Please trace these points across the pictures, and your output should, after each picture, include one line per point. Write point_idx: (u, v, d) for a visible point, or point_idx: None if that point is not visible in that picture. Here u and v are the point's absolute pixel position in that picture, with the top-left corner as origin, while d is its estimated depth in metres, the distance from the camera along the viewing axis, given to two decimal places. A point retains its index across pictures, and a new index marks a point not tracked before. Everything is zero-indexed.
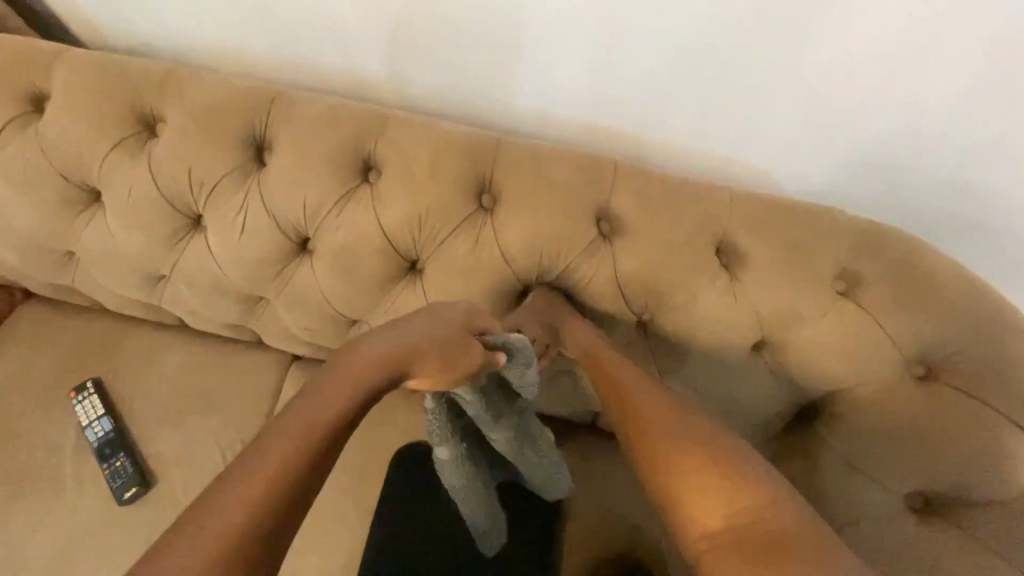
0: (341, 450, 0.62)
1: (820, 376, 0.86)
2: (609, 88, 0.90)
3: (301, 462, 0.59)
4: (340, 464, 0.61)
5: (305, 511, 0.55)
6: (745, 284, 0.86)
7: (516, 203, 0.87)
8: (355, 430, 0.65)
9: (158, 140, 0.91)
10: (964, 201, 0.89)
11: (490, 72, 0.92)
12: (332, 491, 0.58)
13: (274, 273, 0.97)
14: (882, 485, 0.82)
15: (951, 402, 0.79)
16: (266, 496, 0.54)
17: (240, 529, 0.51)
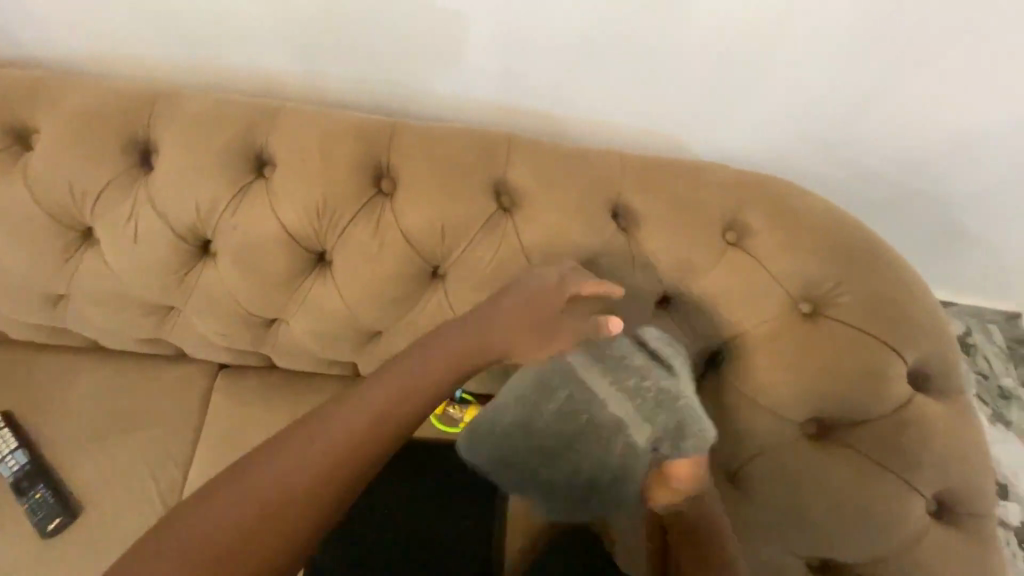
0: (378, 420, 0.70)
1: (720, 321, 0.90)
2: (506, 67, 0.94)
3: (348, 421, 0.69)
4: (371, 431, 0.69)
5: (350, 456, 0.67)
6: (640, 243, 0.90)
7: (412, 185, 0.88)
8: (389, 402, 0.71)
9: (38, 154, 0.88)
10: (851, 154, 1.04)
11: (396, 66, 0.96)
12: (357, 450, 0.68)
13: (178, 279, 0.94)
14: (778, 414, 0.86)
15: (843, 336, 0.85)
16: (322, 444, 0.67)
17: (307, 462, 0.66)
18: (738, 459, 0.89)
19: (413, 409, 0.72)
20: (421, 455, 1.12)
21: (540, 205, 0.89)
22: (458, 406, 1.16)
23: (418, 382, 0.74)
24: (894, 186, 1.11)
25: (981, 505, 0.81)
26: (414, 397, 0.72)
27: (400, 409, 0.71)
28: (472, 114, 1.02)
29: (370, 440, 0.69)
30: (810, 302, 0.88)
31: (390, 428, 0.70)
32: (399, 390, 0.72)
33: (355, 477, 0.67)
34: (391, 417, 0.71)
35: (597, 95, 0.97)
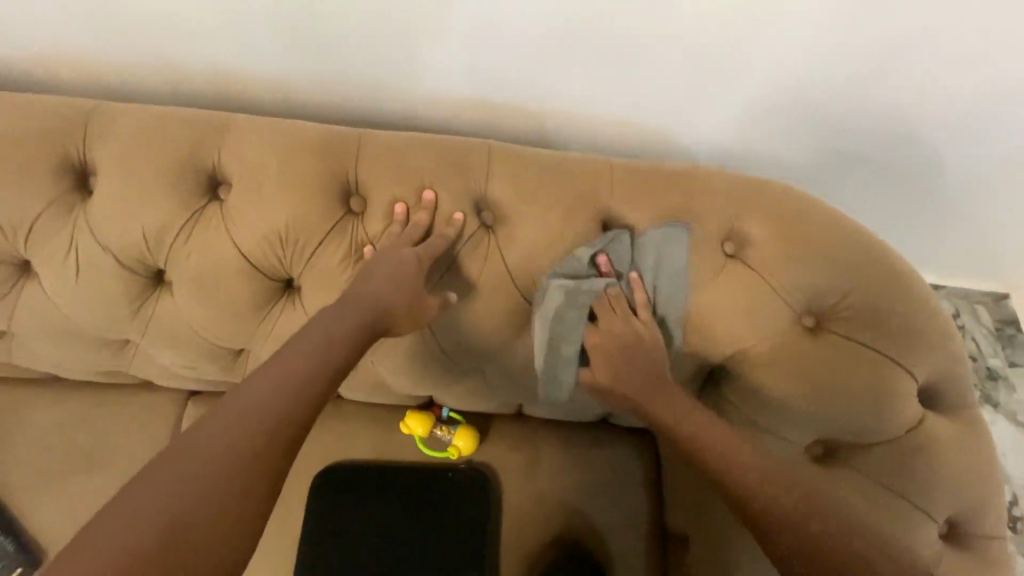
0: (269, 408, 0.62)
1: (717, 339, 0.85)
2: (489, 56, 0.88)
3: (232, 419, 0.61)
4: (266, 420, 0.62)
5: (315, 378, 0.66)
6: (633, 258, 0.84)
7: (385, 204, 0.81)
8: (344, 337, 0.70)
9: None
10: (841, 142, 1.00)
11: (376, 56, 0.90)
12: (257, 442, 0.60)
13: (131, 312, 0.86)
14: (779, 434, 0.85)
15: (849, 353, 0.80)
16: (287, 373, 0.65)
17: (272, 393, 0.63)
18: None
19: (311, 388, 0.65)
20: (396, 484, 1.07)
21: (525, 221, 0.83)
22: (446, 427, 1.10)
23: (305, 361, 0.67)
24: (896, 172, 1.08)
25: (992, 525, 0.78)
26: (308, 377, 0.66)
27: (294, 391, 0.64)
28: (459, 104, 0.98)
29: (268, 428, 0.61)
30: (815, 317, 0.83)
31: (290, 411, 0.63)
32: (287, 376, 0.65)
33: (261, 469, 0.59)
34: (286, 402, 0.63)
35: (587, 83, 0.91)
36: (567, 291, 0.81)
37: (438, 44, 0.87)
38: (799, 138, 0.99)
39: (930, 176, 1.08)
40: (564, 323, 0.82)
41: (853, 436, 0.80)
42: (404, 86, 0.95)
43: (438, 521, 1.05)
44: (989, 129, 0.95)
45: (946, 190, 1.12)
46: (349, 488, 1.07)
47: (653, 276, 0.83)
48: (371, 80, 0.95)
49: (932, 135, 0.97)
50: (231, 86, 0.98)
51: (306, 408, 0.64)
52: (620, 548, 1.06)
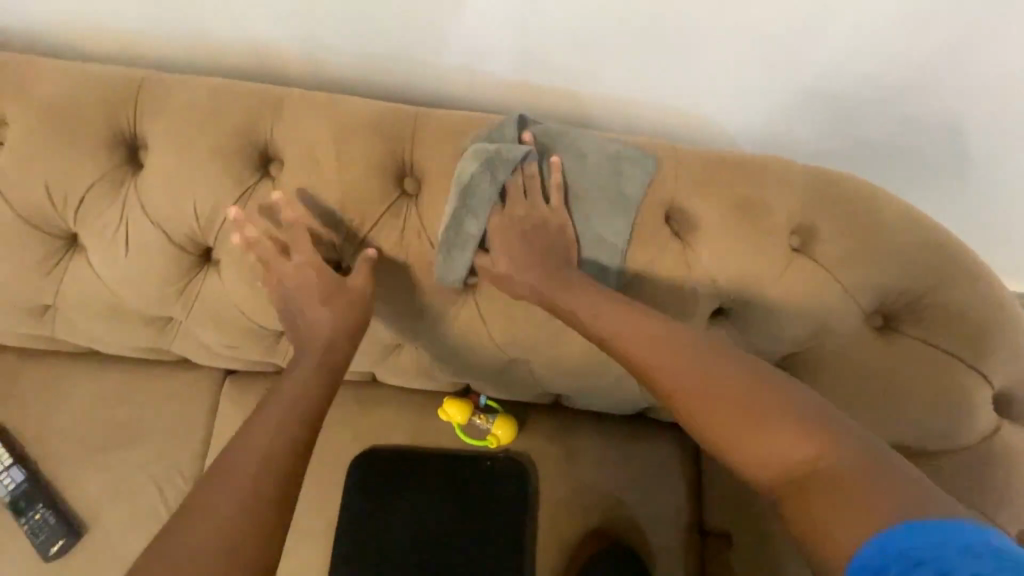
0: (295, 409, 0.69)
1: (779, 337, 0.82)
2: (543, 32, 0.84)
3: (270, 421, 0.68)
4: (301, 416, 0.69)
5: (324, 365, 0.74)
6: (696, 251, 0.80)
7: (441, 186, 0.77)
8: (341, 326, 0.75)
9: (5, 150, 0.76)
10: (913, 141, 0.93)
11: (426, 30, 0.86)
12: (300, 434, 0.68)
13: (178, 290, 0.84)
14: None
15: (920, 355, 0.77)
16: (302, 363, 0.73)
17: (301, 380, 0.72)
18: None
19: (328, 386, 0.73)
20: (432, 474, 1.06)
21: (586, 208, 0.79)
22: (484, 415, 1.08)
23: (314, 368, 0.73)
24: (970, 181, 1.00)
25: None
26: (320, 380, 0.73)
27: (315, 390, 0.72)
28: (507, 85, 0.94)
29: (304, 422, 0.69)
30: (884, 316, 0.81)
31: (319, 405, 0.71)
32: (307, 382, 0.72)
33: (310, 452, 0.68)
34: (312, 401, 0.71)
35: (649, 67, 0.87)
36: (486, 157, 0.75)
37: (492, 19, 0.82)
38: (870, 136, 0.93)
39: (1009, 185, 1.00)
40: (475, 197, 0.75)
41: (922, 441, 0.77)
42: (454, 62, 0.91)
43: (476, 503, 1.04)
44: None
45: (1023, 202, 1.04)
46: (384, 478, 1.06)
47: (596, 190, 0.79)
48: (420, 55, 0.90)
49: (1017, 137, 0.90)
50: (275, 60, 0.94)
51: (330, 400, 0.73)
52: (659, 543, 1.05)
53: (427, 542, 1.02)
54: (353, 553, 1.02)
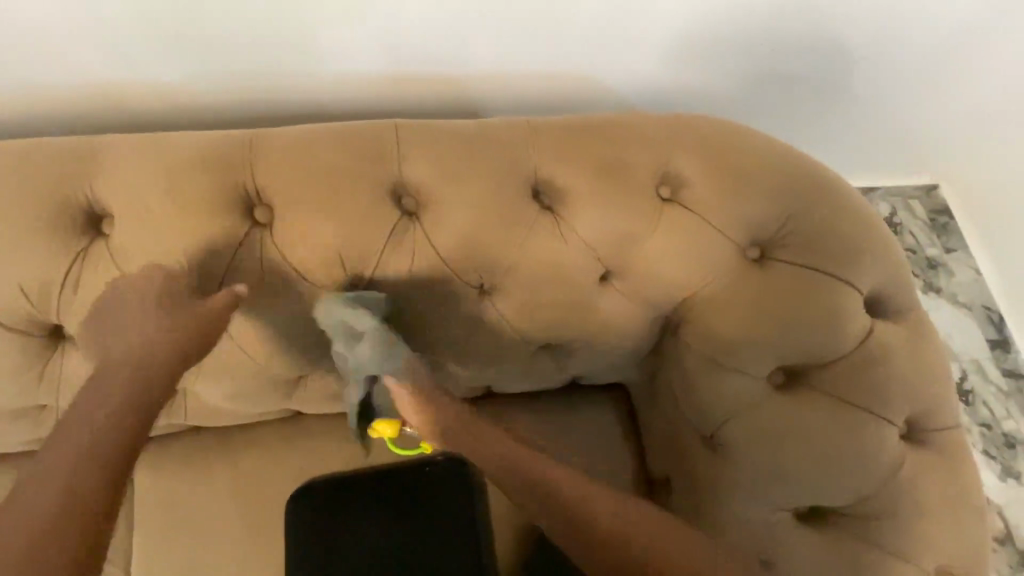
0: (70, 474, 0.62)
1: (665, 287, 0.83)
2: (381, 24, 0.81)
3: (43, 490, 0.61)
4: (80, 478, 0.62)
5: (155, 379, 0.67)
6: (567, 221, 0.80)
7: (290, 210, 0.73)
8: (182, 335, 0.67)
9: None
10: (755, 65, 1.00)
11: (257, 41, 0.81)
12: (79, 500, 0.61)
13: (36, 374, 0.78)
14: (742, 370, 0.81)
15: (795, 278, 0.80)
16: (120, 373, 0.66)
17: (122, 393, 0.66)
18: (708, 422, 0.84)
19: (119, 439, 0.64)
20: (370, 490, 1.04)
21: (447, 201, 0.77)
22: None
23: (96, 422, 0.64)
24: (817, 86, 1.08)
25: (950, 419, 0.80)
26: (104, 436, 0.64)
27: (95, 447, 0.63)
28: (366, 83, 0.91)
29: (84, 485, 0.61)
30: (759, 248, 0.83)
31: (104, 463, 0.63)
32: (90, 437, 0.63)
33: (97, 517, 0.61)
34: (94, 458, 0.63)
35: (492, 39, 0.86)
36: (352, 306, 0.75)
37: (316, 19, 0.79)
38: (715, 67, 0.98)
39: (850, 82, 1.09)
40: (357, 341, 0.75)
41: (815, 356, 0.79)
42: (299, 72, 0.87)
43: (423, 506, 1.03)
44: (890, 26, 0.97)
45: (867, 94, 1.13)
46: (322, 508, 1.03)
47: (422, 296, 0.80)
48: (257, 68, 0.85)
49: (841, 38, 0.97)
50: (106, 105, 0.87)
51: (126, 454, 0.64)
52: None
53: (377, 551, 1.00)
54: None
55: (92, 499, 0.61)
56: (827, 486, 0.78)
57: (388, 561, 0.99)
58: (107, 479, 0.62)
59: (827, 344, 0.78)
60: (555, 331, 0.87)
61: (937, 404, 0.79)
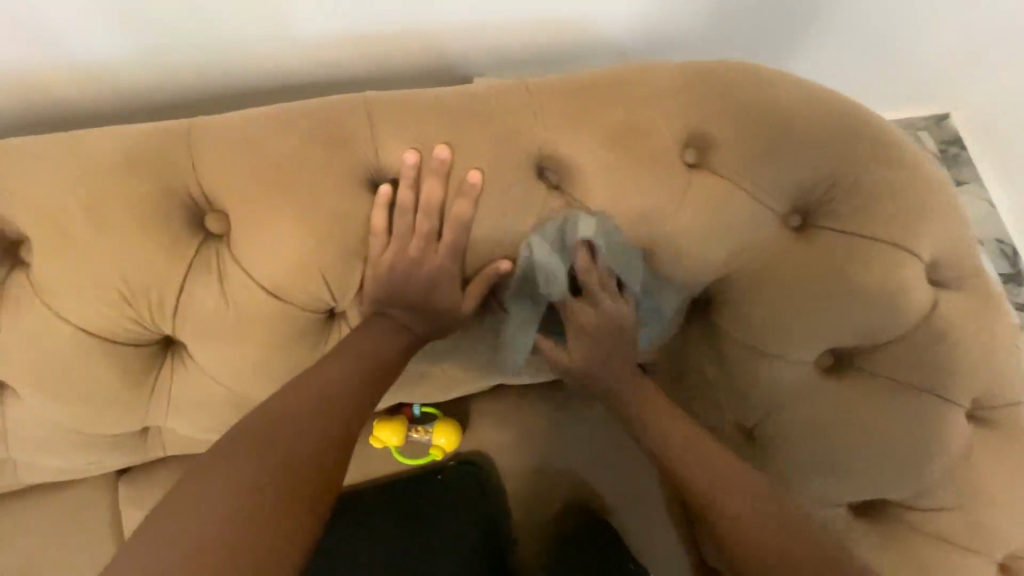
0: (249, 453, 0.57)
1: (698, 270, 0.73)
2: None
3: (205, 479, 0.56)
4: (257, 463, 0.56)
5: (348, 382, 0.63)
6: (583, 202, 0.68)
7: (251, 217, 0.60)
8: (368, 346, 0.66)
9: None
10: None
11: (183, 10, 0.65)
12: (255, 487, 0.55)
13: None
14: (790, 358, 0.73)
15: (849, 247, 0.69)
16: (378, 362, 0.65)
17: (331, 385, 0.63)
18: (749, 415, 0.78)
19: (326, 422, 0.61)
20: (389, 501, 0.96)
21: (441, 192, 0.64)
22: (421, 427, 0.97)
23: (320, 398, 0.62)
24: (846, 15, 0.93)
25: (1018, 393, 0.72)
26: (319, 415, 0.61)
27: (293, 427, 0.59)
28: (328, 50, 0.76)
29: (267, 470, 0.56)
30: (802, 216, 0.73)
31: (302, 444, 0.58)
32: (271, 419, 0.60)
33: (277, 506, 0.54)
34: (293, 439, 0.59)
35: None
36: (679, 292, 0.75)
37: None
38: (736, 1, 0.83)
39: None
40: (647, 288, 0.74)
41: (871, 339, 0.70)
42: (245, 40, 0.71)
43: (450, 515, 0.95)
44: None
45: None
46: (332, 530, 0.94)
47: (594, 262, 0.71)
48: (188, 43, 0.70)
49: None
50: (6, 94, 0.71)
51: (338, 437, 0.61)
52: (638, 495, 0.99)
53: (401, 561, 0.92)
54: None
55: (278, 483, 0.56)
56: (879, 475, 0.72)
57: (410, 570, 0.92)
58: (300, 463, 0.58)
59: (889, 321, 0.69)
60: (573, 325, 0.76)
61: (1004, 378, 0.71)
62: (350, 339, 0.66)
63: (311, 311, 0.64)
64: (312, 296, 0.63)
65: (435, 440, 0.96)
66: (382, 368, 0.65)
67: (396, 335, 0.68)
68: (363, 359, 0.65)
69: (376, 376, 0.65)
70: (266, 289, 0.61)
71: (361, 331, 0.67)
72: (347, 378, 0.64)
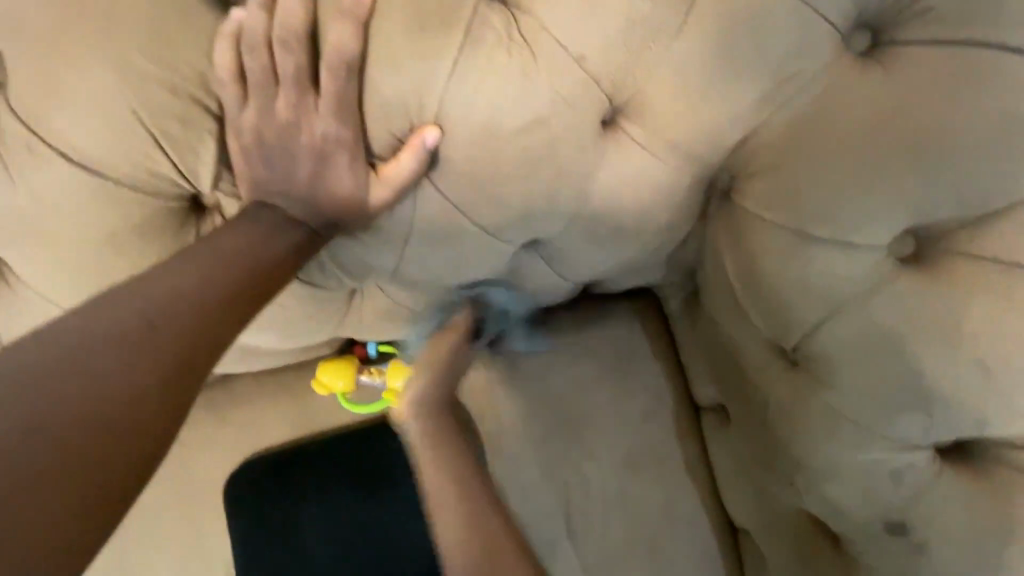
0: (5, 409, 0.37)
1: (710, 121, 0.51)
2: None
3: None
4: (20, 421, 0.37)
5: (198, 300, 0.45)
6: (535, 17, 0.46)
7: (28, 49, 0.41)
8: (232, 255, 0.48)
9: None
10: None
11: None
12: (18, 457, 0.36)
13: None
14: (849, 243, 0.51)
15: (946, 63, 0.46)
16: (245, 275, 0.48)
17: (175, 301, 0.44)
18: (794, 329, 0.56)
19: (147, 359, 0.42)
20: (340, 459, 0.79)
21: (312, 7, 0.43)
22: (375, 368, 0.79)
23: (137, 324, 0.43)
24: None
25: None
26: (135, 348, 0.42)
27: (107, 362, 0.41)
28: None
29: (39, 431, 0.37)
30: (874, 31, 0.49)
31: (103, 393, 0.40)
32: (52, 353, 0.40)
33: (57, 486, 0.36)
34: (90, 383, 0.40)
35: None
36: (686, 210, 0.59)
37: None
38: None
39: None
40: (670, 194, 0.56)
41: (978, 203, 0.48)
42: None
43: (414, 475, 0.79)
44: None
45: None
46: (272, 492, 0.78)
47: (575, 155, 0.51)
48: None
49: None
50: None
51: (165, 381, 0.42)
52: (652, 445, 0.78)
53: (357, 523, 0.78)
54: (255, 559, 0.78)
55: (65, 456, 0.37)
56: (988, 407, 0.49)
57: (371, 533, 0.78)
58: (106, 424, 0.39)
59: (1004, 174, 0.46)
60: (544, 220, 0.56)
61: None
62: (206, 240, 0.48)
63: (156, 193, 0.46)
64: (142, 167, 0.44)
65: (390, 382, 0.78)
66: (252, 287, 0.48)
67: (274, 241, 0.50)
68: (226, 272, 0.47)
69: (242, 296, 0.48)
70: (70, 157, 0.43)
71: (224, 235, 0.48)
72: (202, 293, 0.46)
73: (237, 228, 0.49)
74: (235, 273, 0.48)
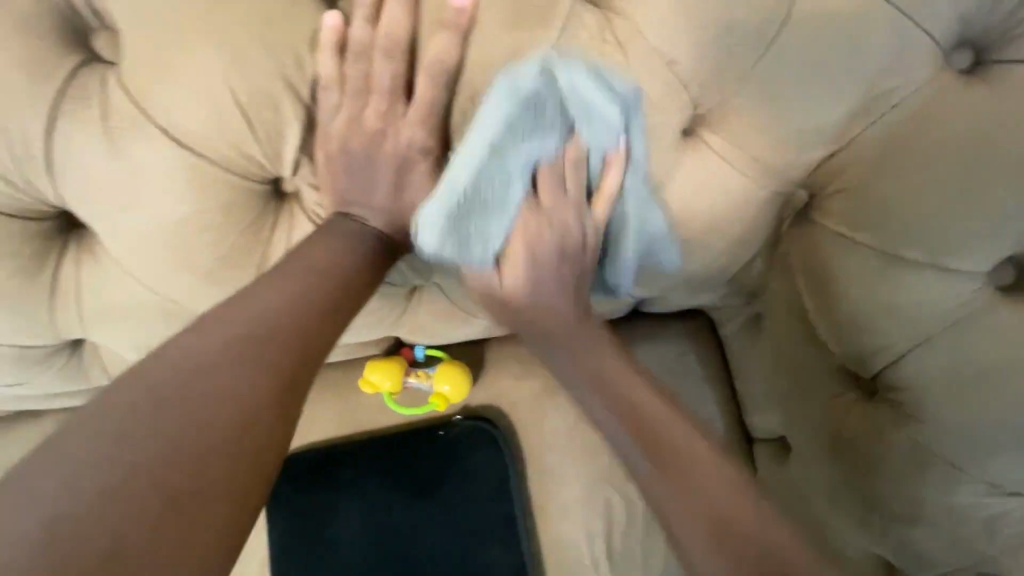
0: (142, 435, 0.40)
1: (801, 134, 0.50)
2: None
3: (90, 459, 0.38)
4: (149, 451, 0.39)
5: (300, 313, 0.47)
6: (630, 23, 0.45)
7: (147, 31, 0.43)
8: (328, 268, 0.49)
9: None
10: None
11: None
12: (131, 488, 0.38)
13: None
14: (942, 266, 0.49)
15: None
16: (341, 287, 0.49)
17: (279, 317, 0.46)
18: (874, 355, 0.54)
19: (253, 383, 0.44)
20: (383, 459, 0.78)
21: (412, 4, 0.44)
22: (422, 371, 0.78)
23: (241, 347, 0.45)
24: None
25: None
26: (241, 371, 0.44)
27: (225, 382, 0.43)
28: None
29: (155, 460, 0.39)
30: (973, 50, 0.48)
31: (224, 413, 0.42)
32: (164, 380, 0.42)
33: (169, 517, 0.38)
34: (202, 409, 0.42)
35: None
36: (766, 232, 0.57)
37: None
38: None
39: None
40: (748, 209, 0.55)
41: None
42: None
43: (457, 482, 0.78)
44: None
45: None
46: (314, 486, 0.77)
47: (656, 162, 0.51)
48: None
49: None
50: None
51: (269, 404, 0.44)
52: None
53: (397, 526, 0.76)
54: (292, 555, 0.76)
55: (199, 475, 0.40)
56: None
57: (410, 539, 0.76)
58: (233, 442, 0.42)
59: None
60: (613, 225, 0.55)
61: None
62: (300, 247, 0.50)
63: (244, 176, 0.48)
64: (237, 150, 0.46)
65: (437, 386, 0.77)
66: (348, 300, 0.50)
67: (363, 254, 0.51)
68: (323, 285, 0.49)
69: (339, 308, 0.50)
70: (176, 138, 0.45)
71: (318, 247, 0.50)
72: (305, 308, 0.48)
73: (328, 236, 0.51)
74: (330, 281, 0.49)
